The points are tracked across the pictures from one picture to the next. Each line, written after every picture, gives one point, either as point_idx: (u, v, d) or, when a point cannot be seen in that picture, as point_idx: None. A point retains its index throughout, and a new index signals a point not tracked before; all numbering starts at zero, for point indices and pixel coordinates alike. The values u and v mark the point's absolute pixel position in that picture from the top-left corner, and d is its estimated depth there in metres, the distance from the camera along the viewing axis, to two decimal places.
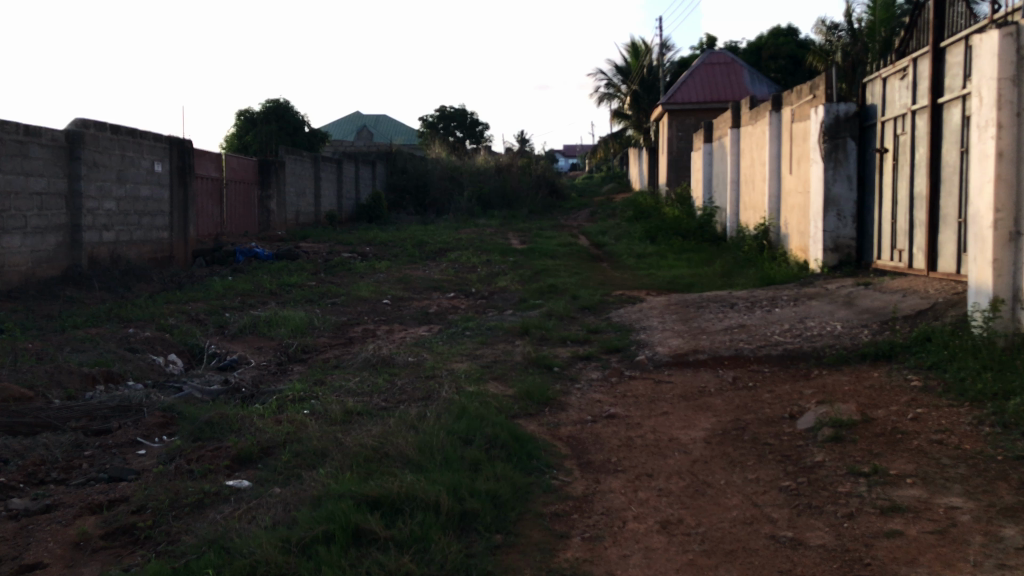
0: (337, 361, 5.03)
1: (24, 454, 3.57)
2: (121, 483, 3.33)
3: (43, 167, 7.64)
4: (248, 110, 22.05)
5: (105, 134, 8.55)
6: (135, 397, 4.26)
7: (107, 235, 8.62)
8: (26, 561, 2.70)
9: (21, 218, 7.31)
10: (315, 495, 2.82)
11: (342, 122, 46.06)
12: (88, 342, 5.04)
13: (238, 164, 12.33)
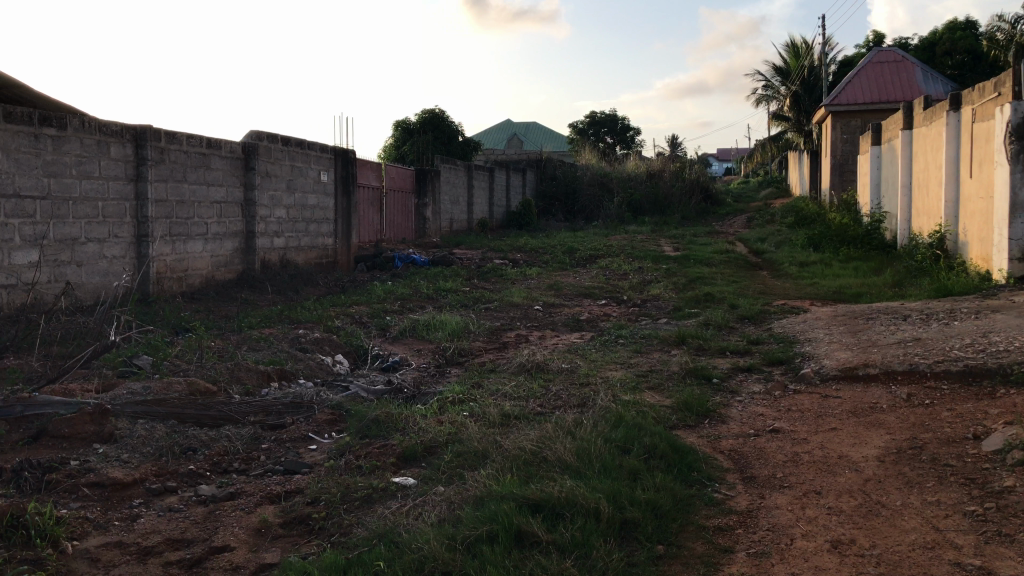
0: (494, 366, 5.12)
1: (210, 445, 3.85)
2: (296, 475, 3.52)
3: (222, 177, 8.22)
4: (406, 120, 22.86)
5: (278, 145, 9.09)
6: (306, 394, 4.50)
7: (278, 241, 9.17)
8: (216, 543, 2.92)
9: (203, 225, 7.93)
10: (478, 496, 2.89)
11: (495, 131, 46.99)
12: (263, 342, 5.36)
13: (397, 173, 12.81)
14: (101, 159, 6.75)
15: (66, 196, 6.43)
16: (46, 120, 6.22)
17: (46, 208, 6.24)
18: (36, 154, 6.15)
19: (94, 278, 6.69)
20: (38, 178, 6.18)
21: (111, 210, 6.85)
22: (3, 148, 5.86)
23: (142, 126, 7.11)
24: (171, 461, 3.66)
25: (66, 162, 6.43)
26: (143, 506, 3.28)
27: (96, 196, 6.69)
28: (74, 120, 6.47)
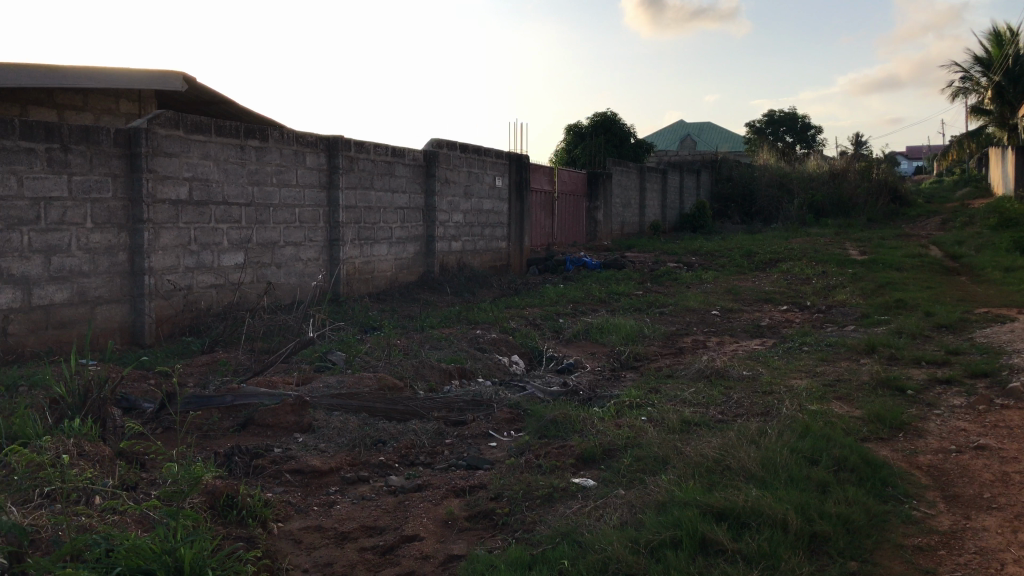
0: (671, 371, 5.07)
1: (398, 437, 4.05)
2: (478, 471, 3.64)
3: (405, 184, 8.60)
4: (578, 123, 23.02)
5: (456, 152, 9.39)
6: (486, 392, 4.64)
7: (456, 244, 9.49)
8: (407, 532, 3.06)
9: (388, 230, 8.34)
10: (660, 501, 2.88)
11: (667, 132, 46.44)
12: (444, 341, 5.57)
13: (570, 176, 12.93)
14: (297, 168, 7.24)
15: (267, 202, 6.94)
16: (251, 132, 6.74)
17: (250, 214, 6.77)
18: (242, 164, 6.67)
19: (291, 279, 7.21)
20: (244, 186, 6.71)
21: (306, 216, 7.35)
22: (214, 159, 6.41)
23: (334, 137, 7.55)
24: (363, 452, 3.88)
25: (268, 171, 6.94)
26: (338, 493, 3.50)
27: (293, 202, 7.20)
28: (274, 131, 6.96)
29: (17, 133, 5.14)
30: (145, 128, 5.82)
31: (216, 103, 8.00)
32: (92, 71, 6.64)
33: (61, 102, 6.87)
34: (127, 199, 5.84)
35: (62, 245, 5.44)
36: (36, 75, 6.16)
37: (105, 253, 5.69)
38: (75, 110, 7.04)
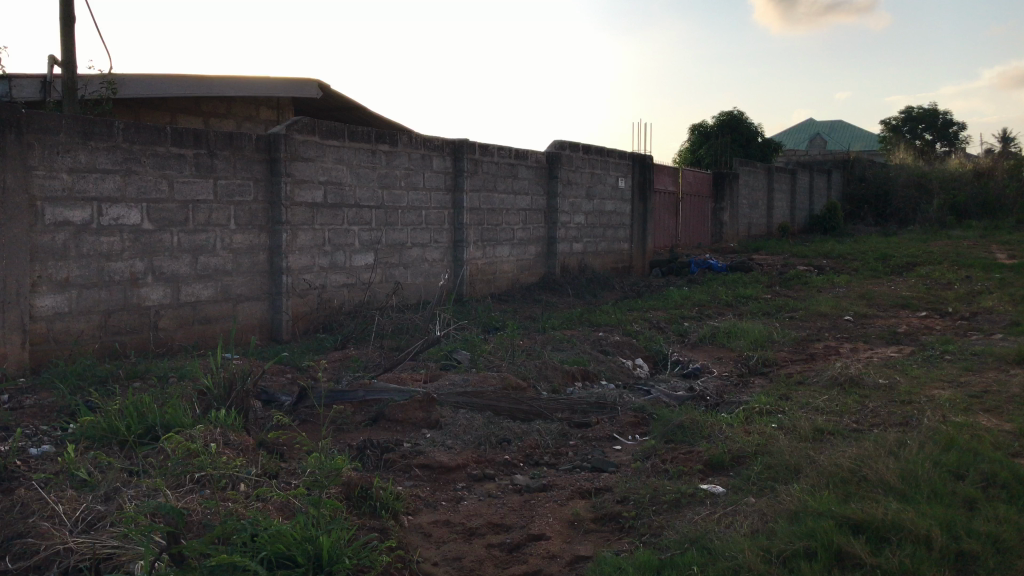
0: (802, 378, 4.92)
1: (523, 437, 4.09)
2: (603, 473, 3.64)
3: (528, 186, 8.68)
4: (702, 123, 22.63)
5: (579, 153, 9.40)
6: (610, 395, 4.63)
7: (578, 246, 9.51)
8: (534, 531, 3.10)
9: (510, 231, 8.44)
10: (792, 510, 2.81)
11: (795, 131, 45.00)
12: (568, 343, 5.60)
13: (694, 177, 12.72)
14: (425, 171, 7.43)
15: (396, 205, 7.15)
16: (381, 137, 6.96)
17: (380, 216, 7.00)
18: (373, 168, 6.90)
19: (418, 279, 7.41)
20: (374, 189, 6.93)
21: (432, 218, 7.53)
22: (347, 163, 6.66)
23: (460, 140, 7.70)
24: (488, 450, 3.94)
25: (397, 174, 7.15)
26: (466, 490, 3.57)
27: (420, 205, 7.39)
28: (403, 136, 7.16)
29: (169, 140, 5.49)
30: (284, 134, 6.11)
31: (348, 109, 8.30)
32: (236, 80, 7.02)
33: (207, 110, 7.29)
34: (267, 202, 6.14)
35: (207, 246, 5.78)
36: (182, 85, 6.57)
37: (246, 253, 6.02)
38: (220, 117, 7.45)
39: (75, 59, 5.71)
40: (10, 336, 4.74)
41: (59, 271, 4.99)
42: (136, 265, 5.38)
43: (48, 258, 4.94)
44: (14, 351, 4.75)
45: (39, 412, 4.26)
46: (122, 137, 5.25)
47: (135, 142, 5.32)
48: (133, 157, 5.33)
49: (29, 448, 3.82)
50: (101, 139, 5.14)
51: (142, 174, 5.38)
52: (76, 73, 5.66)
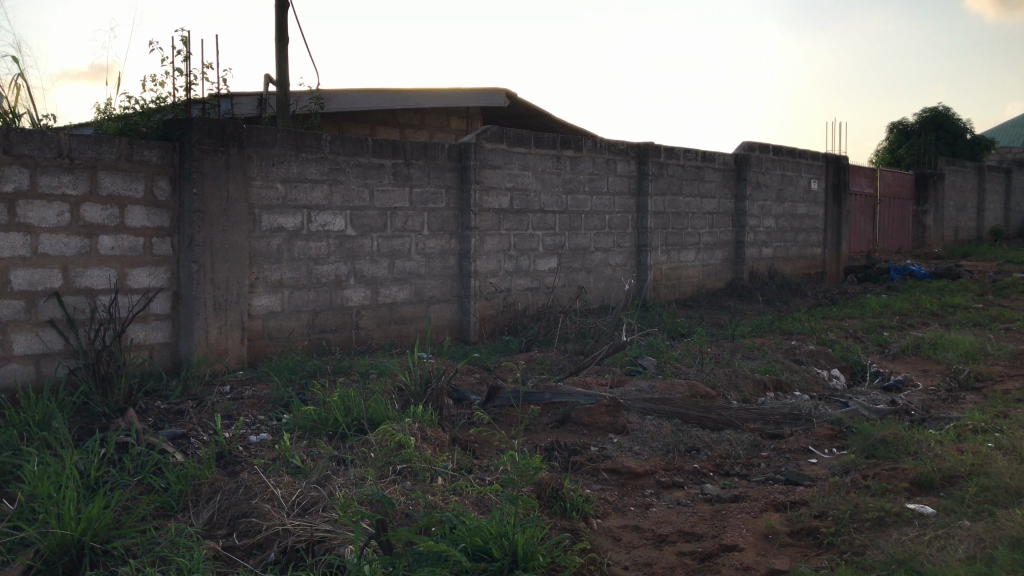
0: (1021, 395, 4.53)
1: (712, 446, 4.03)
2: (799, 487, 3.52)
3: (714, 189, 8.51)
4: (903, 121, 21.30)
5: (768, 155, 9.11)
6: (804, 406, 4.47)
7: (767, 251, 9.21)
8: (726, 541, 3.05)
9: (695, 235, 8.32)
10: (1014, 537, 2.60)
11: (1008, 127, 41.36)
12: (758, 351, 5.45)
13: (894, 178, 12.00)
14: (609, 176, 7.46)
15: (580, 210, 7.23)
16: (567, 142, 7.06)
17: (564, 221, 7.09)
18: (558, 173, 7.00)
19: (601, 284, 7.46)
20: (560, 195, 7.04)
21: (616, 222, 7.56)
22: (533, 169, 6.80)
23: (645, 144, 7.67)
24: (677, 457, 3.91)
25: (581, 179, 7.22)
26: (654, 496, 3.56)
27: (604, 209, 7.43)
28: (588, 141, 7.23)
29: (370, 151, 5.83)
30: (474, 143, 6.33)
31: (534, 116, 8.48)
32: (430, 91, 7.33)
33: (403, 121, 7.68)
34: (458, 208, 6.38)
35: (403, 250, 6.09)
36: (378, 99, 6.95)
37: (438, 258, 6.29)
38: (415, 127, 7.82)
39: (286, 77, 6.19)
40: (231, 332, 5.20)
41: (273, 274, 5.42)
42: (340, 268, 5.75)
43: (264, 261, 5.38)
44: (234, 346, 5.21)
45: (258, 403, 4.65)
46: (328, 149, 5.62)
47: (340, 153, 5.69)
48: (338, 167, 5.70)
49: (250, 435, 4.18)
50: (310, 152, 5.53)
51: (346, 183, 5.74)
52: (288, 90, 6.13)
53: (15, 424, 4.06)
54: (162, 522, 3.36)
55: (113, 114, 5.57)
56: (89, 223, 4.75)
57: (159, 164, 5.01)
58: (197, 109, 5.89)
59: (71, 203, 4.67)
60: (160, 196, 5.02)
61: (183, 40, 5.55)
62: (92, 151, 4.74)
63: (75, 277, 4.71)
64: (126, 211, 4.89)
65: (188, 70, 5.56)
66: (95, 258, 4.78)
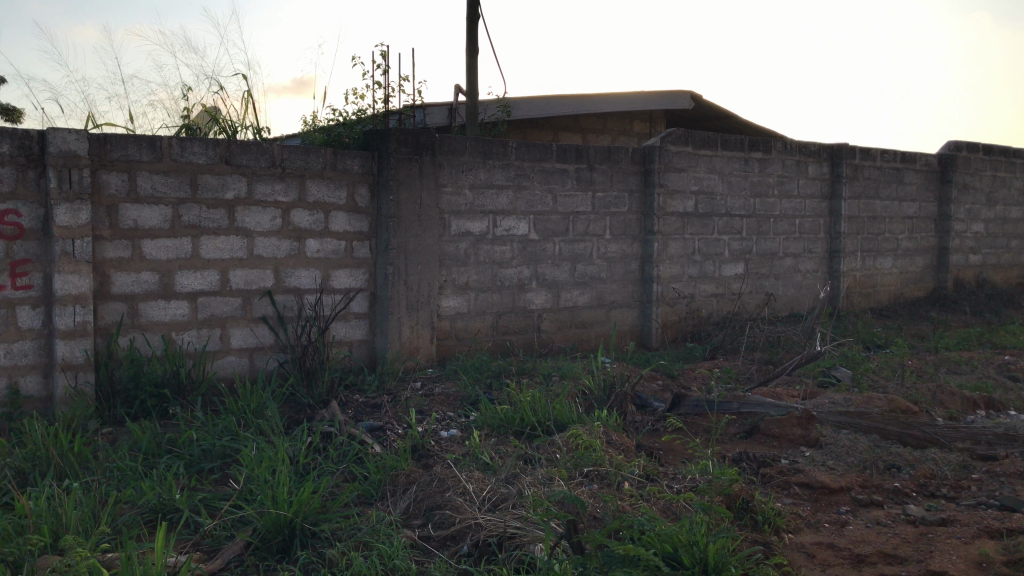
0: None
1: (915, 465, 3.80)
2: (1016, 514, 3.26)
3: (915, 192, 8.01)
4: None
5: (978, 155, 8.47)
6: (1021, 428, 4.12)
7: (975, 258, 8.58)
8: (933, 567, 2.87)
9: (894, 241, 7.88)
10: None
11: None
12: (967, 365, 5.08)
13: None
14: (800, 178, 7.19)
15: (769, 213, 7.01)
16: (755, 144, 6.86)
17: (751, 225, 6.90)
18: (745, 176, 6.82)
19: (790, 291, 7.20)
20: (747, 198, 6.86)
21: (807, 227, 7.28)
22: (719, 172, 6.66)
23: (839, 145, 7.34)
24: (876, 474, 3.72)
25: (770, 182, 7.00)
26: (851, 514, 3.40)
27: (794, 213, 7.17)
28: (778, 143, 6.99)
29: (554, 156, 5.92)
30: (658, 146, 6.28)
31: (720, 118, 8.31)
32: (613, 96, 7.36)
33: (586, 126, 7.75)
34: (641, 212, 6.36)
35: (586, 255, 6.14)
36: (561, 105, 7.05)
37: (620, 262, 6.30)
38: (598, 132, 7.87)
39: (476, 86, 6.40)
40: (422, 331, 5.44)
41: (461, 276, 5.62)
42: (524, 272, 5.88)
43: (453, 264, 5.59)
44: (425, 345, 5.45)
45: (447, 400, 4.84)
46: (514, 155, 5.76)
47: (526, 158, 5.81)
48: (524, 173, 5.82)
49: (441, 431, 4.35)
50: (498, 158, 5.70)
51: (531, 188, 5.86)
52: (477, 99, 6.34)
53: (234, 411, 4.44)
54: (363, 509, 3.57)
55: (319, 126, 5.97)
56: (297, 228, 5.11)
57: (359, 173, 5.32)
58: (393, 119, 6.21)
59: (282, 209, 5.05)
60: (360, 202, 5.33)
61: (381, 54, 5.86)
62: (301, 161, 5.10)
63: (286, 277, 5.09)
64: (331, 217, 5.22)
65: (386, 83, 5.87)
66: (303, 260, 5.14)
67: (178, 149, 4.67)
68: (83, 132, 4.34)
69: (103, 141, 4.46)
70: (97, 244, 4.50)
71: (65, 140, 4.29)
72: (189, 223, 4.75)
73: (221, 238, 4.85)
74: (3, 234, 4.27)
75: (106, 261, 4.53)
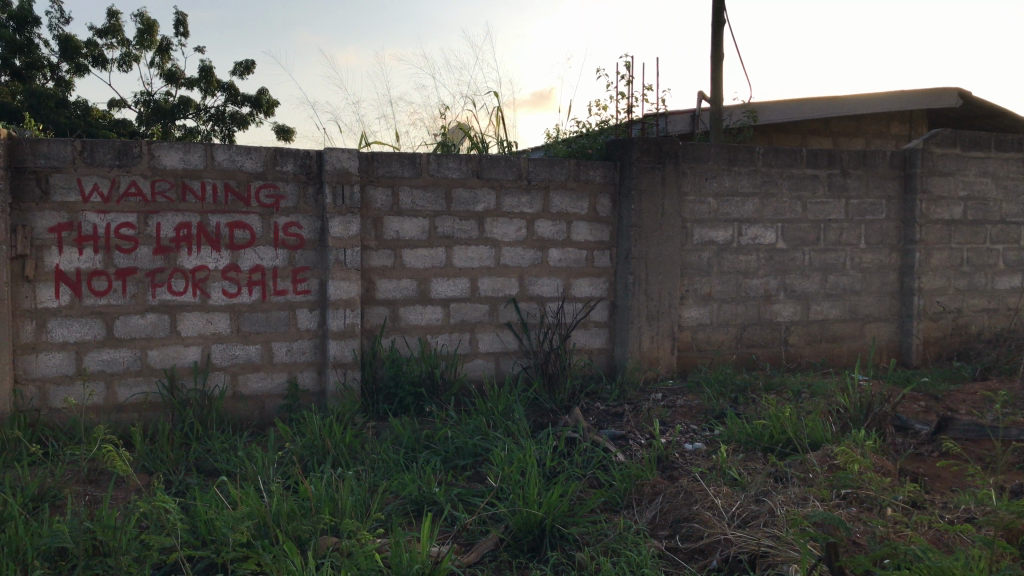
0: None
1: None
2: None
3: None
4: None
5: None
6: None
7: None
8: None
9: None
10: None
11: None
12: None
13: None
14: None
15: None
16: None
17: None
18: None
19: None
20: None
21: None
22: (992, 176, 6.10)
23: None
24: None
25: None
26: None
27: None
28: None
29: (804, 162, 5.68)
30: (922, 148, 5.85)
31: (992, 116, 7.61)
32: (867, 96, 6.94)
33: (837, 130, 7.35)
34: (900, 220, 5.95)
35: (837, 265, 5.82)
36: (810, 108, 6.75)
37: (877, 273, 5.93)
38: (850, 136, 7.45)
39: (720, 93, 6.29)
40: (663, 342, 5.41)
41: (703, 286, 5.53)
42: (770, 282, 5.68)
43: (696, 274, 5.51)
44: (665, 355, 5.43)
45: (690, 412, 4.79)
46: (761, 162, 5.59)
47: (774, 164, 5.62)
48: (771, 179, 5.64)
49: (685, 443, 4.31)
50: (743, 165, 5.55)
51: (778, 196, 5.66)
52: (721, 106, 6.23)
53: (484, 413, 4.65)
54: (611, 516, 3.61)
55: (563, 138, 6.12)
56: (541, 238, 5.27)
57: (601, 183, 5.39)
58: (635, 129, 6.24)
59: (528, 219, 5.24)
60: (602, 212, 5.40)
61: (625, 65, 5.92)
62: (546, 173, 5.26)
63: (530, 285, 5.27)
64: (573, 227, 5.34)
65: (630, 93, 5.92)
66: (546, 268, 5.30)
67: (435, 165, 4.99)
68: (354, 151, 4.74)
69: (370, 159, 4.85)
70: (364, 254, 4.90)
71: (339, 158, 4.71)
72: (443, 234, 5.05)
73: (472, 248, 5.12)
74: (287, 244, 4.76)
75: (372, 269, 4.92)
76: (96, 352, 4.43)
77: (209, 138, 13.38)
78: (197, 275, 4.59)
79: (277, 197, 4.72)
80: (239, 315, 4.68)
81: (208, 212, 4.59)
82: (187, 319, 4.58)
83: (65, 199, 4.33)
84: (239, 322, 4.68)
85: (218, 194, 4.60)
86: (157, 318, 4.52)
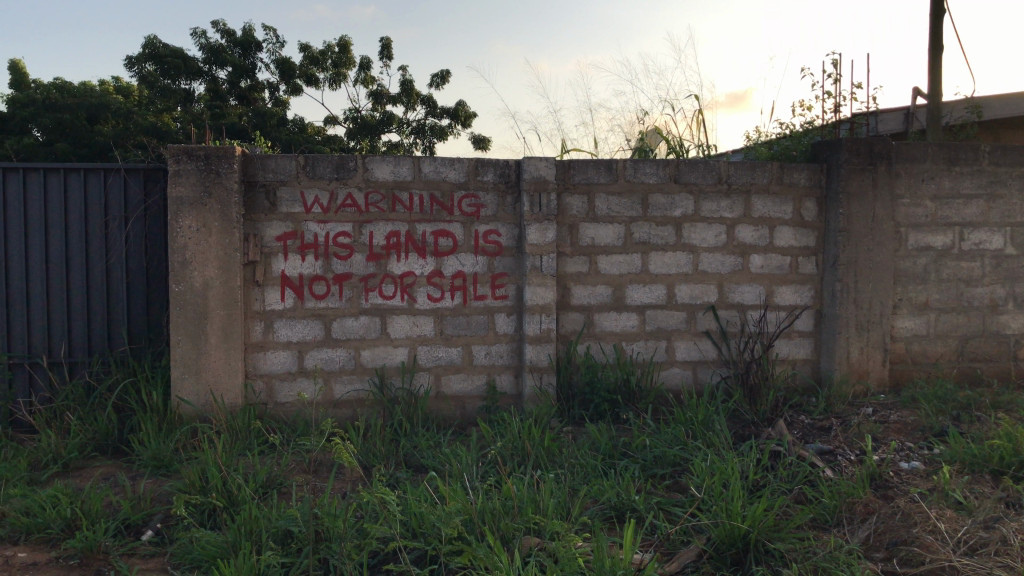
0: None
1: None
2: None
3: None
4: None
5: None
6: None
7: None
8: None
9: None
10: None
11: None
12: None
13: None
14: None
15: None
16: None
17: None
18: None
19: None
20: None
21: None
22: None
23: None
24: None
25: None
26: None
27: None
28: None
29: None
30: None
31: None
32: None
33: None
34: None
35: None
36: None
37: None
38: None
39: (940, 87, 5.87)
40: (874, 353, 5.13)
41: (920, 295, 5.19)
42: (996, 291, 5.27)
43: (911, 282, 5.18)
44: (876, 368, 5.14)
45: (905, 428, 4.50)
46: (988, 159, 5.19)
47: (1002, 163, 5.21)
48: (999, 179, 5.23)
49: (900, 461, 4.06)
50: (966, 164, 5.16)
51: (1008, 198, 5.25)
52: (940, 102, 5.82)
53: (683, 422, 4.60)
54: (819, 534, 3.46)
55: (764, 140, 5.94)
56: (741, 243, 5.13)
57: (807, 186, 5.16)
58: (844, 129, 5.96)
59: (728, 224, 5.11)
60: (807, 216, 5.18)
61: (833, 63, 5.66)
62: (748, 176, 5.10)
63: (729, 293, 5.14)
64: (776, 232, 5.16)
65: (838, 92, 5.66)
66: (746, 275, 5.15)
67: (632, 171, 4.99)
68: (552, 160, 4.83)
69: (568, 166, 4.93)
70: (561, 260, 4.98)
71: (538, 167, 4.81)
72: (640, 240, 5.04)
73: (669, 254, 5.07)
74: (488, 251, 4.92)
75: (568, 275, 4.99)
76: (316, 351, 4.78)
77: (411, 150, 14.08)
78: (405, 280, 4.84)
79: (478, 206, 4.89)
80: (443, 319, 4.90)
81: (415, 220, 4.83)
82: (395, 322, 4.84)
83: (291, 210, 4.71)
84: (443, 325, 4.90)
85: (425, 204, 4.83)
86: (369, 320, 4.82)
